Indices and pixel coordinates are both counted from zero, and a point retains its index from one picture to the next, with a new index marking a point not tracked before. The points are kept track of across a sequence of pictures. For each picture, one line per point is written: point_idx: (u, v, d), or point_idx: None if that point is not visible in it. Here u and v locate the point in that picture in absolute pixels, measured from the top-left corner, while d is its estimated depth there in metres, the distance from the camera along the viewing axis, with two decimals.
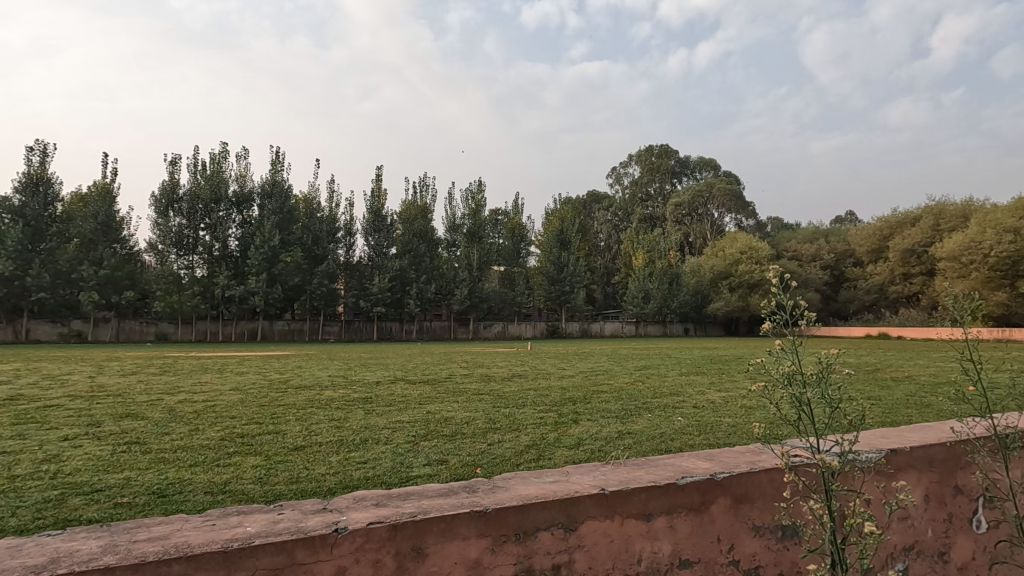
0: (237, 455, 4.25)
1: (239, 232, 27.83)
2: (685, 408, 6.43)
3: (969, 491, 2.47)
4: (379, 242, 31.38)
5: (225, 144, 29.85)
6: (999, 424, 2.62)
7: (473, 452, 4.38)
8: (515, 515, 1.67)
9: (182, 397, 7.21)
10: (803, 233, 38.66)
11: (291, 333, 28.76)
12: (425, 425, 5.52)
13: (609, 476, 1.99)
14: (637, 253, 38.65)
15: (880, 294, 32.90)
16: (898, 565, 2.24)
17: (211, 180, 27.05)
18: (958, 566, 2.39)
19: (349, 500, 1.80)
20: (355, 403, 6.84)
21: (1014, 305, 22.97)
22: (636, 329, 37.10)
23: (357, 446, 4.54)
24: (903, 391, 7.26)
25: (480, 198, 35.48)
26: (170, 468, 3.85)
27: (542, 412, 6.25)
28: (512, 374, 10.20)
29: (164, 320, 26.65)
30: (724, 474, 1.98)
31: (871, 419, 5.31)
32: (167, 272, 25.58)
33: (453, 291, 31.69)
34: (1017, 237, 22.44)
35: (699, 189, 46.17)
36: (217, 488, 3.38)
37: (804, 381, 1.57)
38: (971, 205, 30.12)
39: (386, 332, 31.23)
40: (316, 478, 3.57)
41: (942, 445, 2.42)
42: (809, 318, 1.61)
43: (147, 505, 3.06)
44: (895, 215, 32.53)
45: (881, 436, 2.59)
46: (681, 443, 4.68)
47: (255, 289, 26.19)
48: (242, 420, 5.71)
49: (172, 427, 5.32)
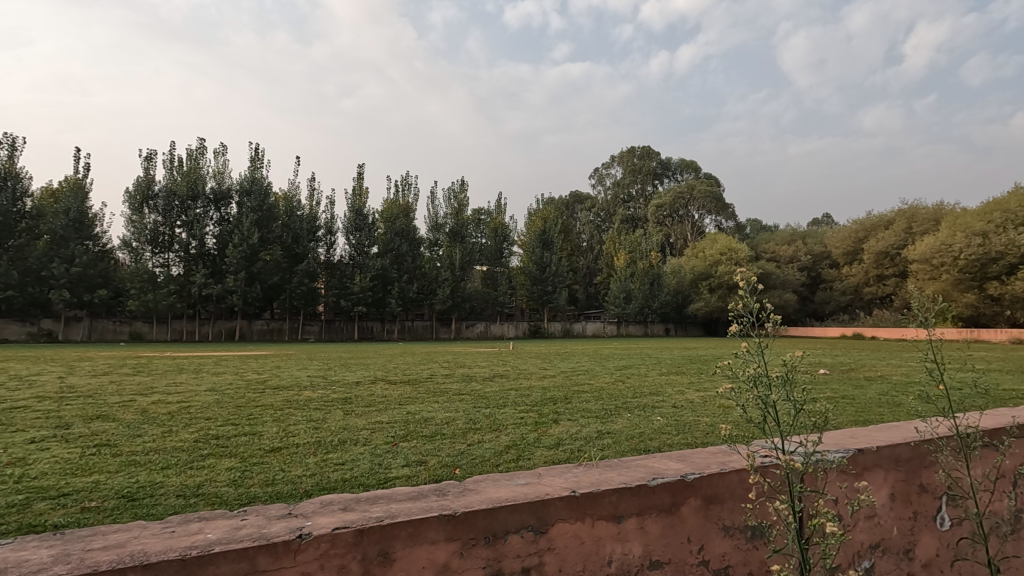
0: (211, 456, 4.18)
1: (217, 230, 27.23)
2: (664, 408, 6.47)
3: (932, 489, 2.53)
4: (360, 241, 31.00)
5: (203, 139, 29.24)
6: (964, 423, 2.69)
7: (453, 452, 4.37)
8: (484, 519, 1.65)
9: (156, 398, 7.07)
10: (781, 234, 39.38)
11: (270, 333, 28.41)
12: (405, 425, 5.50)
13: (581, 478, 1.99)
14: (618, 253, 38.94)
15: (855, 295, 33.67)
16: (864, 562, 2.28)
17: (188, 176, 26.51)
18: (923, 563, 2.44)
19: (316, 504, 1.77)
20: (334, 403, 6.80)
21: (983, 307, 23.67)
22: (617, 329, 37.40)
23: (335, 447, 4.49)
24: (876, 391, 7.41)
25: (463, 198, 35.46)
26: (141, 471, 3.77)
27: (522, 412, 6.26)
28: (494, 374, 10.18)
29: (139, 320, 26.15)
30: (694, 475, 2.00)
31: (845, 417, 5.43)
32: (142, 270, 25.04)
33: (435, 291, 31.68)
34: (986, 240, 23.07)
35: (681, 190, 46.66)
36: (189, 490, 3.31)
37: (767, 382, 1.59)
38: (943, 209, 30.96)
39: (367, 331, 31.01)
40: (293, 480, 3.53)
41: (909, 445, 2.46)
42: (773, 319, 1.64)
43: (116, 509, 2.98)
44: (870, 218, 33.28)
45: (849, 436, 2.62)
46: (659, 443, 4.70)
47: (234, 288, 25.78)
48: (218, 420, 5.64)
49: (145, 428, 5.24)
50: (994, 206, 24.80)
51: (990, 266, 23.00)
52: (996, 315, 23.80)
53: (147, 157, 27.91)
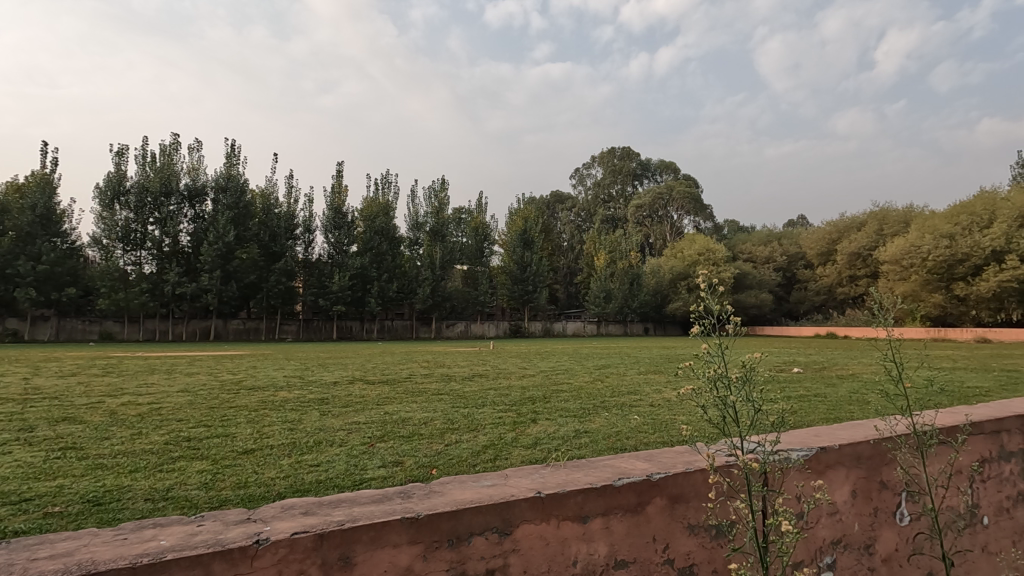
0: (181, 459, 4.08)
1: (191, 227, 26.61)
2: (642, 407, 6.51)
3: (892, 485, 2.59)
4: (339, 240, 30.57)
5: (176, 135, 28.62)
6: (922, 419, 2.76)
7: (430, 452, 4.35)
8: (448, 521, 1.65)
9: (125, 400, 6.85)
10: (757, 236, 40.07)
11: (246, 333, 27.86)
12: (384, 425, 5.46)
13: (549, 478, 2.00)
14: (598, 253, 39.07)
15: (829, 296, 34.40)
16: (825, 558, 2.34)
17: (161, 172, 25.93)
18: (883, 558, 2.50)
19: (277, 508, 1.74)
20: (311, 404, 6.71)
21: (950, 307, 24.44)
22: (597, 329, 37.64)
23: (309, 449, 4.43)
24: (847, 389, 7.56)
25: (443, 197, 35.38)
26: (108, 475, 3.65)
27: (501, 412, 6.23)
28: (472, 374, 10.12)
29: (110, 319, 25.46)
30: (660, 475, 2.02)
31: (816, 415, 5.54)
32: (113, 268, 24.42)
33: (415, 290, 31.54)
34: (953, 241, 23.73)
35: (660, 191, 47.12)
36: (158, 494, 3.24)
37: (726, 384, 1.62)
38: (912, 211, 31.81)
39: (346, 331, 30.65)
40: (266, 483, 3.47)
41: (868, 442, 2.53)
42: (734, 322, 1.66)
43: (81, 514, 2.90)
44: (843, 220, 34.05)
45: (814, 434, 2.67)
46: (635, 441, 4.74)
47: (208, 287, 25.31)
48: (190, 422, 5.50)
49: (113, 431, 5.08)
50: (960, 209, 25.52)
51: (957, 267, 23.68)
52: (962, 314, 24.65)
53: (119, 152, 27.23)
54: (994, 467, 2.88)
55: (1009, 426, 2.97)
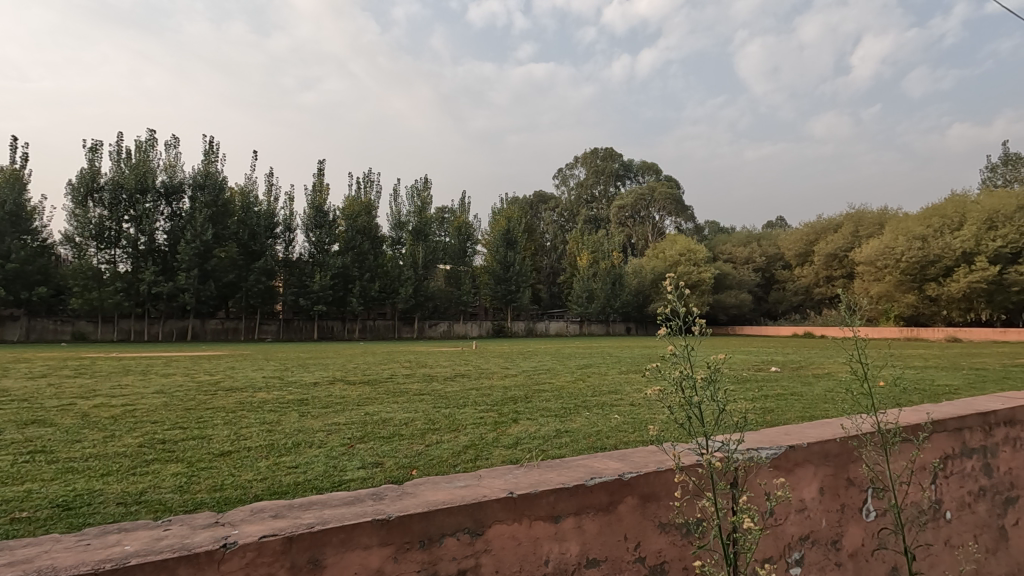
0: (155, 462, 4.01)
1: (168, 225, 26.15)
2: (622, 406, 6.58)
3: (859, 482, 2.66)
4: (320, 238, 30.15)
5: (153, 131, 28.11)
6: (886, 417, 2.85)
7: (410, 453, 4.34)
8: (419, 522, 1.65)
9: (98, 401, 6.73)
10: (738, 237, 40.63)
11: (224, 333, 27.32)
12: (363, 426, 5.42)
13: (521, 478, 2.02)
14: (581, 253, 39.24)
15: (806, 296, 35.07)
16: (795, 554, 2.39)
17: (137, 169, 25.41)
18: (849, 553, 2.57)
19: (246, 511, 1.72)
20: (291, 405, 6.64)
21: (922, 306, 25.09)
22: (580, 328, 37.82)
23: (288, 450, 4.39)
24: (822, 388, 7.72)
25: (426, 196, 35.33)
26: (78, 479, 3.57)
27: (482, 412, 6.25)
28: (455, 374, 10.11)
29: (82, 319, 24.79)
30: (631, 474, 2.04)
31: (791, 414, 5.66)
32: (86, 267, 23.86)
33: (397, 290, 31.34)
34: (925, 243, 24.36)
35: (642, 192, 47.54)
36: (131, 498, 3.19)
37: (694, 383, 1.68)
38: (887, 214, 32.58)
39: (327, 331, 30.38)
40: (242, 485, 3.43)
41: (836, 440, 2.59)
42: (699, 326, 1.73)
43: (50, 519, 2.84)
44: (821, 222, 34.74)
45: (784, 433, 2.74)
46: (616, 441, 4.79)
47: (185, 286, 24.84)
48: (165, 424, 5.40)
49: (85, 434, 4.96)
50: (932, 212, 26.20)
51: (929, 268, 24.29)
52: (934, 314, 25.29)
53: (91, 148, 26.60)
54: (956, 463, 2.98)
55: (971, 423, 3.07)
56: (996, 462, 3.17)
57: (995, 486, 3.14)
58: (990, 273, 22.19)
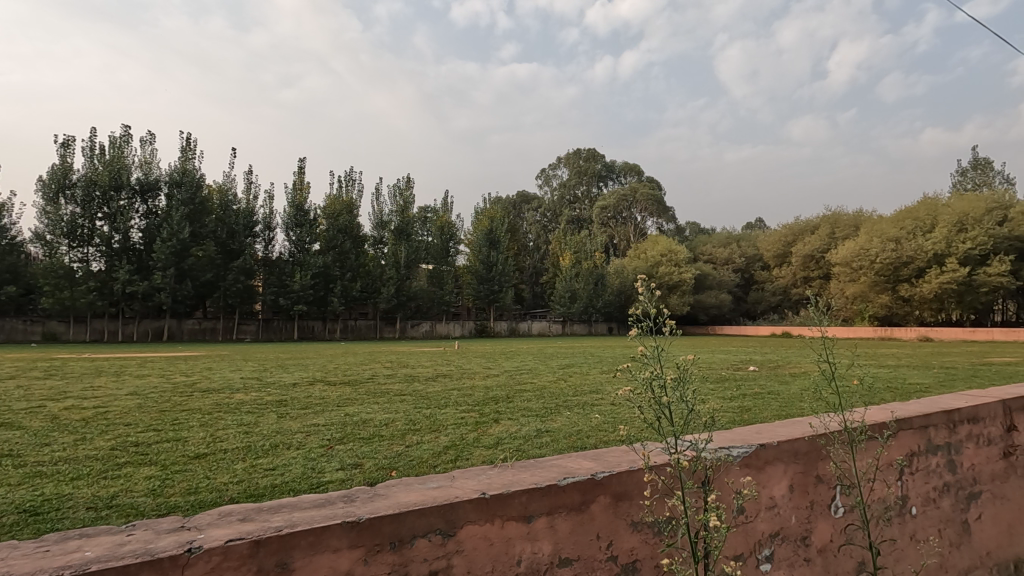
0: (128, 465, 3.93)
1: (143, 224, 25.58)
2: (603, 406, 6.63)
3: (828, 479, 2.72)
4: (301, 237, 29.71)
5: (128, 126, 27.54)
6: (853, 415, 2.92)
7: (390, 454, 4.31)
8: (390, 524, 1.64)
9: (69, 403, 6.59)
10: (718, 237, 41.15)
11: (202, 333, 26.84)
12: (343, 427, 5.36)
13: (494, 479, 2.02)
14: (564, 253, 39.33)
15: (784, 296, 35.71)
16: (765, 551, 2.43)
17: (111, 165, 24.88)
18: (818, 548, 2.63)
19: (214, 515, 1.70)
20: (268, 406, 6.53)
21: (895, 307, 25.68)
22: (562, 328, 37.97)
23: (265, 452, 4.33)
24: (797, 387, 7.87)
25: (408, 195, 35.21)
26: (48, 483, 3.49)
27: (463, 412, 6.25)
28: (436, 374, 10.09)
29: (53, 318, 24.16)
30: (604, 474, 2.06)
31: (767, 412, 5.75)
32: (57, 265, 23.30)
33: (379, 289, 31.14)
34: (898, 245, 24.99)
35: (624, 193, 47.95)
36: (101, 502, 3.12)
37: (662, 384, 1.72)
38: (862, 216, 33.31)
39: (307, 331, 30.05)
40: (217, 488, 3.38)
41: (806, 439, 2.64)
42: (670, 327, 1.76)
43: (17, 525, 2.78)
44: (798, 223, 35.41)
45: (756, 432, 2.78)
46: (596, 440, 4.83)
47: (162, 285, 24.34)
48: (138, 426, 5.29)
49: (54, 437, 4.84)
50: (906, 214, 26.88)
51: (902, 269, 24.90)
52: (907, 314, 25.87)
53: (63, 143, 25.97)
54: (922, 460, 3.06)
55: (936, 421, 3.15)
56: (960, 458, 3.27)
57: (958, 481, 3.24)
58: (960, 273, 22.76)
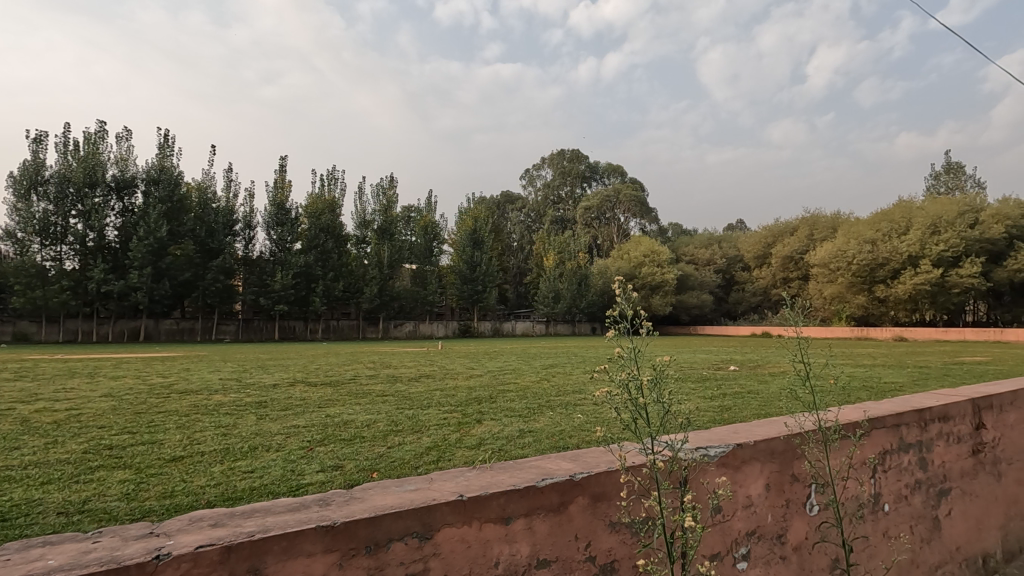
0: (101, 469, 3.83)
1: (118, 222, 25.02)
2: (586, 405, 6.67)
3: (804, 478, 2.76)
4: (282, 236, 29.31)
5: (102, 123, 26.95)
6: (826, 415, 2.96)
7: (370, 456, 4.26)
8: (366, 527, 1.63)
9: (39, 406, 6.38)
10: (700, 238, 41.61)
11: (180, 333, 26.39)
12: (323, 429, 5.30)
13: (472, 481, 2.00)
14: (547, 253, 39.40)
15: (764, 297, 36.31)
16: (741, 549, 2.46)
17: (85, 162, 24.30)
18: (794, 547, 2.66)
19: (184, 520, 1.67)
20: (247, 408, 6.43)
21: (872, 307, 26.23)
22: (546, 328, 38.07)
23: (243, 454, 4.26)
24: (777, 386, 8.00)
25: (391, 194, 35.08)
26: (17, 488, 3.40)
27: (446, 412, 6.23)
28: (419, 375, 10.00)
29: (25, 318, 23.58)
30: (582, 475, 2.07)
31: (747, 411, 5.83)
32: (29, 263, 22.76)
33: (361, 289, 30.96)
34: (874, 247, 25.53)
35: (608, 194, 48.26)
36: (73, 507, 3.05)
37: (639, 385, 1.73)
38: (840, 218, 33.95)
39: (289, 331, 29.65)
40: (194, 491, 3.32)
41: (782, 438, 2.68)
42: (646, 327, 1.78)
43: None
44: (778, 225, 35.97)
45: (733, 431, 2.80)
46: (578, 440, 4.86)
47: (138, 285, 23.81)
48: (113, 429, 5.18)
49: (24, 440, 4.72)
50: (882, 216, 27.43)
51: (878, 270, 25.45)
52: (883, 314, 26.38)
53: (35, 139, 25.31)
54: (894, 458, 3.12)
55: (908, 419, 3.21)
56: (930, 456, 3.34)
57: (930, 479, 3.31)
58: (933, 275, 23.28)
